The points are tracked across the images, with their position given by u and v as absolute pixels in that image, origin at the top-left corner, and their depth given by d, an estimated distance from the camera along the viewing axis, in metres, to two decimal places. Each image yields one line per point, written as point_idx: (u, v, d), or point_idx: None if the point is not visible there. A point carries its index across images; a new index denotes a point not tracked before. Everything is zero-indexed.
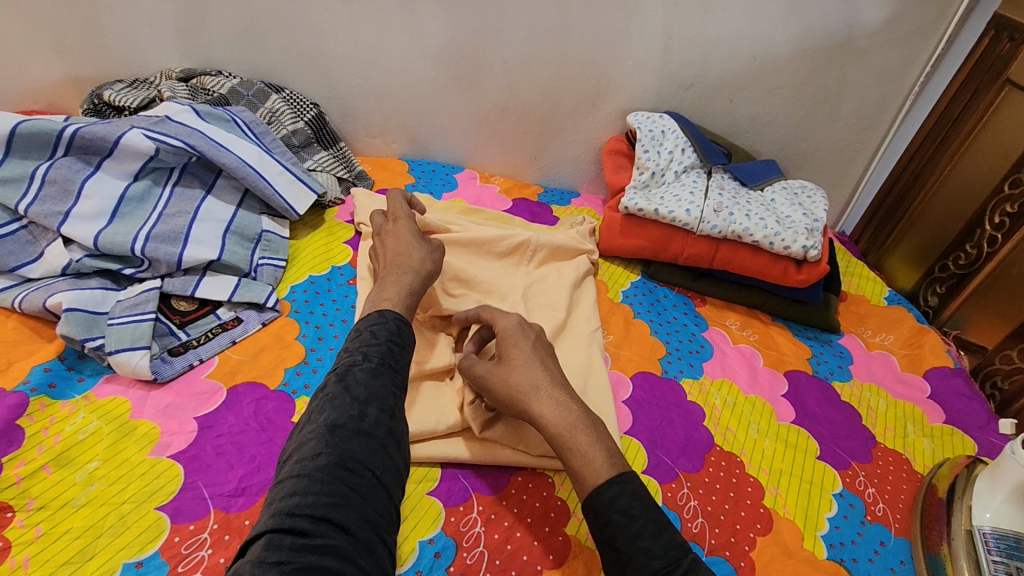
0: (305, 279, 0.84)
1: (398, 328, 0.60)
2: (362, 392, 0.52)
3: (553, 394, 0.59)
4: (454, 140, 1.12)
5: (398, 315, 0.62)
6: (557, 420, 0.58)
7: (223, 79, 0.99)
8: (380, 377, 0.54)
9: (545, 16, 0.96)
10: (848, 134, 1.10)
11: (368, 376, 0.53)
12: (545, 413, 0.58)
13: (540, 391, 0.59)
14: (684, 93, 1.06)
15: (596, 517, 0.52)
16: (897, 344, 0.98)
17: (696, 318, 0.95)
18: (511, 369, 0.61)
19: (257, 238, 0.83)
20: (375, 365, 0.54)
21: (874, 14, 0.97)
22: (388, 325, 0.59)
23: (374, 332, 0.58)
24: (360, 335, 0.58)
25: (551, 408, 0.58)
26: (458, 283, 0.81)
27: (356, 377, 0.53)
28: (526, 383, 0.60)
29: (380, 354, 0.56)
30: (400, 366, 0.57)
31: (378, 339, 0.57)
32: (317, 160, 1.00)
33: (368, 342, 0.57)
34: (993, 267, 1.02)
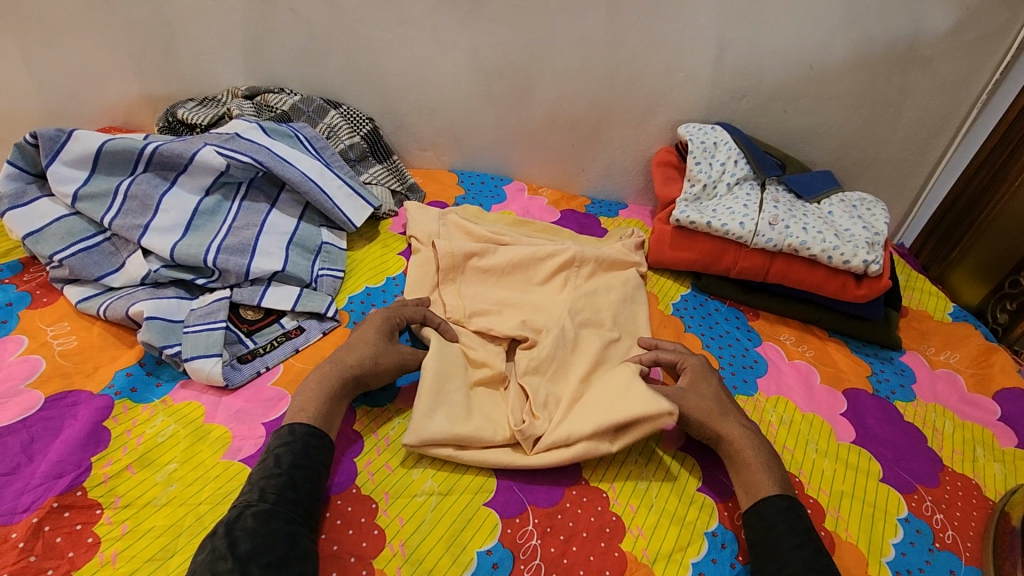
0: (362, 289, 0.86)
1: (307, 449, 0.59)
2: (248, 544, 0.50)
3: (736, 419, 0.69)
4: (503, 153, 1.14)
5: (309, 430, 0.61)
6: (743, 440, 0.66)
7: (286, 96, 1.03)
8: (271, 521, 0.52)
9: (598, 30, 0.97)
10: (910, 143, 1.07)
11: (258, 521, 0.52)
12: (729, 432, 0.67)
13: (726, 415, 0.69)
14: (737, 104, 1.04)
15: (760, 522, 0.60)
16: (963, 363, 0.94)
17: (749, 332, 0.93)
18: (701, 396, 0.71)
19: (317, 249, 0.87)
20: (268, 507, 0.54)
21: (941, 21, 0.94)
22: (294, 447, 0.58)
23: (278, 458, 0.58)
24: (264, 464, 0.58)
25: (737, 429, 0.67)
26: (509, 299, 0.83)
27: (244, 527, 0.51)
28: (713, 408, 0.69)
29: (278, 488, 0.55)
30: (300, 500, 0.56)
31: (280, 469, 0.56)
32: (372, 173, 1.04)
33: (270, 472, 0.57)
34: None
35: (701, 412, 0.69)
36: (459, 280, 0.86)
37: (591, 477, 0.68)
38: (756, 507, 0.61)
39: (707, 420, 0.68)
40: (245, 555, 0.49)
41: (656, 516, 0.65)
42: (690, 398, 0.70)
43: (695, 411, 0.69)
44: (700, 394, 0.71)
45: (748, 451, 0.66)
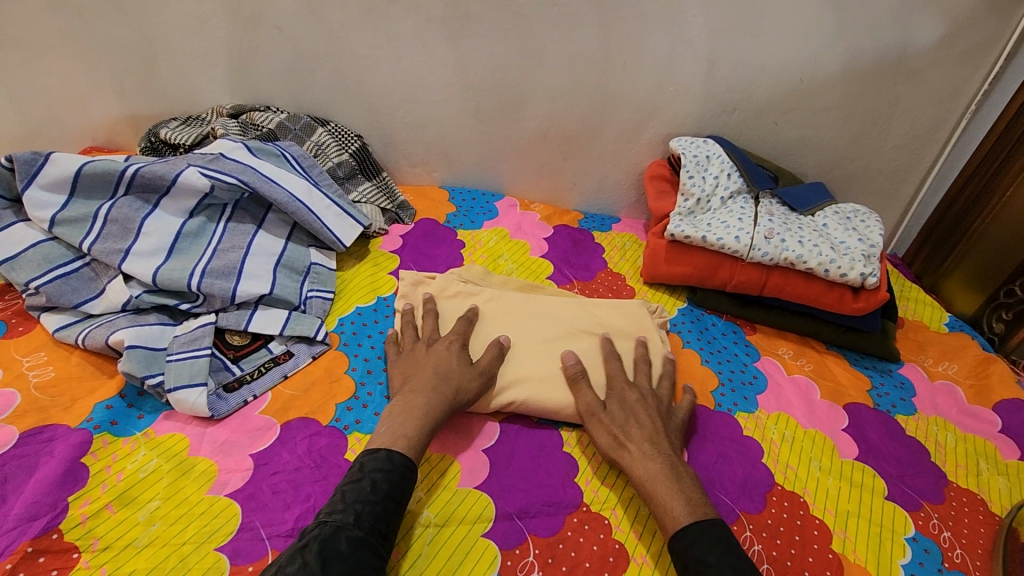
0: (353, 310, 0.84)
1: (403, 480, 0.57)
2: (340, 569, 0.49)
3: (640, 445, 0.64)
4: (494, 169, 1.13)
5: (406, 460, 0.59)
6: (642, 466, 0.63)
7: (272, 114, 1.01)
8: (363, 551, 0.51)
9: (590, 45, 0.96)
10: (900, 154, 1.07)
11: (353, 550, 0.51)
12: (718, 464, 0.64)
13: (632, 441, 0.65)
14: (728, 117, 1.04)
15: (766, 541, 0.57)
16: (961, 374, 0.93)
17: (747, 347, 0.92)
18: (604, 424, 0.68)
19: (305, 270, 0.85)
20: (362, 535, 0.52)
21: (928, 34, 0.94)
22: (392, 476, 0.57)
23: (375, 483, 0.56)
24: (360, 483, 0.56)
25: (640, 450, 0.64)
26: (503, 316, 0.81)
27: (338, 550, 0.50)
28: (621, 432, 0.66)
29: (373, 517, 0.54)
30: (389, 532, 0.55)
31: (377, 496, 0.55)
32: (361, 191, 1.02)
33: (366, 496, 0.55)
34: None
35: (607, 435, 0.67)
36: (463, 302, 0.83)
37: (592, 502, 0.66)
38: None
39: (612, 449, 0.66)
40: None
41: (661, 542, 0.63)
42: (603, 419, 0.68)
43: (603, 440, 0.67)
44: (614, 418, 0.68)
45: None
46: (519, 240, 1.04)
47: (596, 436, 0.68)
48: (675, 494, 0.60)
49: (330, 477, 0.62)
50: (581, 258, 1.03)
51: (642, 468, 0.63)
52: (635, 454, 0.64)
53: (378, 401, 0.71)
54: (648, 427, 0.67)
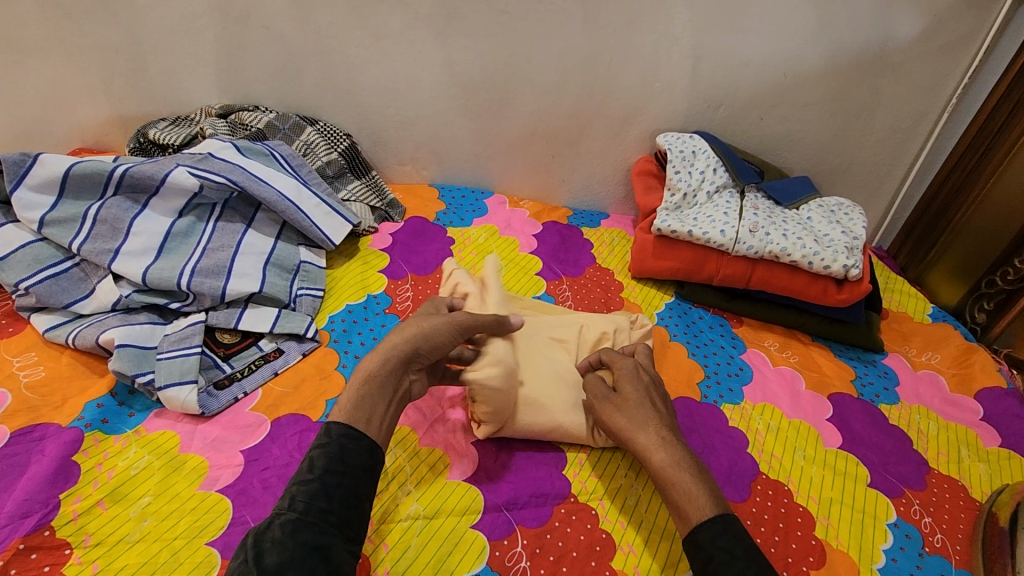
0: (343, 308, 0.85)
1: (342, 451, 0.53)
2: (274, 558, 0.46)
3: (657, 431, 0.63)
4: (482, 166, 1.13)
5: (347, 429, 0.55)
6: (659, 452, 0.61)
7: (261, 114, 1.02)
8: (301, 534, 0.48)
9: (575, 42, 0.97)
10: (884, 148, 1.08)
11: (286, 534, 0.48)
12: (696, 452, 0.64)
13: (648, 427, 0.63)
14: (713, 113, 1.05)
15: None
16: (944, 364, 0.95)
17: (733, 340, 0.93)
18: (622, 408, 0.65)
19: (295, 269, 0.85)
20: (298, 517, 0.49)
21: (909, 28, 0.95)
22: (331, 450, 0.53)
23: (312, 461, 0.53)
24: (302, 466, 0.53)
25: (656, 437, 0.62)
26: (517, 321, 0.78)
27: (271, 540, 0.48)
28: (636, 419, 0.64)
29: (309, 496, 0.50)
30: (335, 506, 0.51)
31: (313, 473, 0.51)
32: (350, 190, 1.02)
33: (303, 476, 0.51)
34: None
35: (620, 423, 0.64)
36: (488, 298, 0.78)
37: (580, 493, 0.67)
38: None
39: (630, 433, 0.63)
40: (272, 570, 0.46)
41: (647, 531, 0.64)
42: (609, 408, 0.67)
43: (618, 424, 0.65)
44: (624, 402, 0.66)
45: None
46: (508, 237, 1.05)
47: (611, 419, 0.65)
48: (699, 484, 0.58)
49: None
50: (569, 254, 1.04)
51: (658, 457, 0.61)
52: (652, 442, 0.62)
53: None
54: (663, 415, 0.66)
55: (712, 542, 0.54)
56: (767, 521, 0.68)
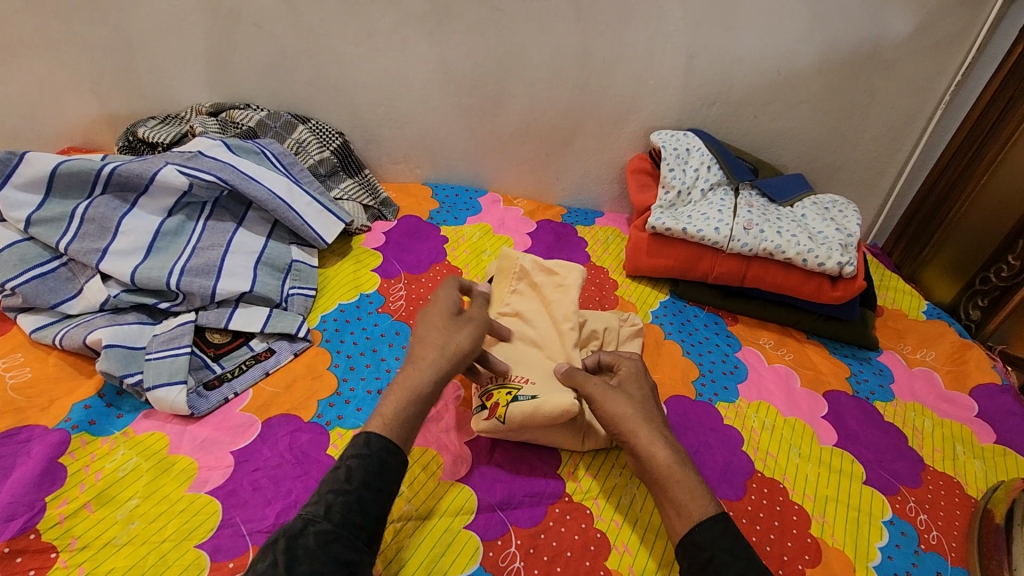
0: (335, 307, 0.84)
1: (381, 466, 0.54)
2: (306, 568, 0.48)
3: (659, 433, 0.62)
4: (476, 165, 1.13)
5: (386, 443, 0.56)
6: (659, 453, 0.60)
7: (252, 112, 1.01)
8: (333, 546, 0.49)
9: (569, 40, 0.96)
10: (878, 145, 1.08)
11: (320, 545, 0.49)
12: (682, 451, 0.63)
13: (648, 424, 0.62)
14: (707, 110, 1.05)
15: None
16: (939, 360, 0.94)
17: (728, 338, 0.93)
18: (626, 399, 0.64)
19: (287, 268, 0.84)
20: (333, 528, 0.50)
21: (902, 26, 0.95)
22: (370, 463, 0.54)
23: (349, 470, 0.54)
24: (336, 471, 0.54)
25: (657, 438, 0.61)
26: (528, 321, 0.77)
27: (306, 548, 0.49)
28: (637, 414, 0.63)
29: (345, 507, 0.52)
30: (368, 521, 0.52)
31: (351, 484, 0.53)
32: (343, 189, 1.02)
33: (340, 486, 0.53)
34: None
35: (618, 412, 0.63)
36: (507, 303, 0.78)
37: (574, 493, 0.67)
38: None
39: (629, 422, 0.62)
40: None
41: (641, 530, 0.64)
42: (612, 398, 0.64)
43: (615, 413, 0.63)
44: (627, 396, 0.65)
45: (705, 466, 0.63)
46: (502, 235, 1.04)
47: (608, 405, 0.64)
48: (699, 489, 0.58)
49: (311, 472, 0.62)
50: (564, 252, 1.03)
51: (651, 457, 0.60)
52: (645, 438, 0.61)
53: (360, 396, 0.71)
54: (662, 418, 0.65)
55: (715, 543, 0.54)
56: (762, 519, 0.68)
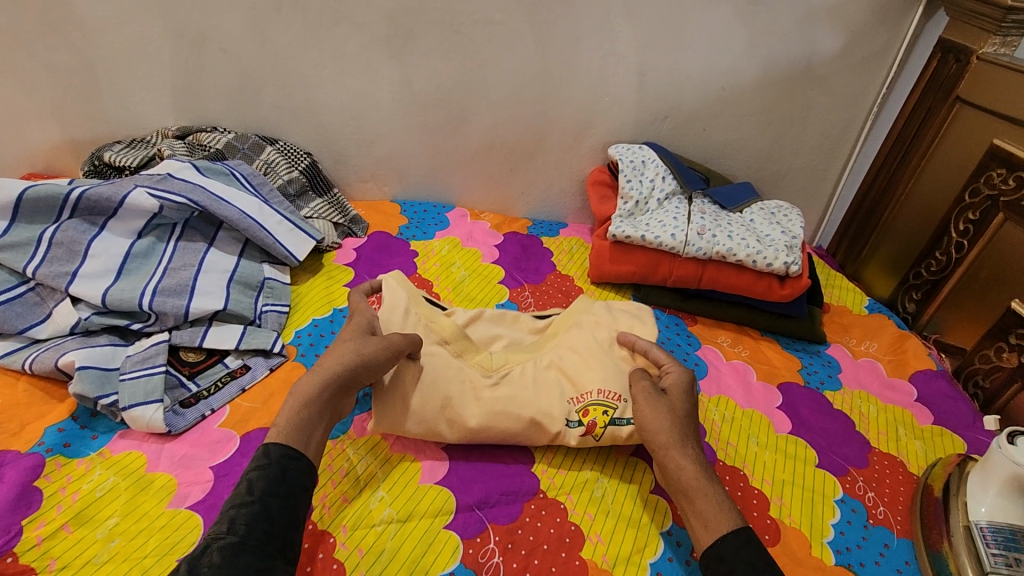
0: (308, 323, 0.86)
1: (282, 472, 0.53)
2: None
3: (694, 451, 0.62)
4: (443, 181, 1.16)
5: (286, 450, 0.55)
6: (689, 471, 0.60)
7: (219, 134, 1.01)
8: (243, 556, 0.47)
9: (527, 60, 1.02)
10: (817, 154, 1.17)
11: (225, 558, 0.46)
12: (682, 466, 0.61)
13: (679, 442, 0.63)
14: (660, 125, 1.12)
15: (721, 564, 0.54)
16: (881, 351, 1.02)
17: (689, 337, 0.98)
18: (662, 412, 0.65)
19: (260, 285, 0.86)
20: (238, 541, 0.48)
21: (831, 44, 1.04)
22: (268, 472, 0.53)
23: (251, 483, 0.52)
24: (238, 488, 0.52)
25: (689, 460, 0.61)
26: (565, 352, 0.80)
27: (209, 564, 0.46)
28: (673, 430, 0.64)
29: (249, 518, 0.50)
30: (275, 526, 0.50)
31: (253, 495, 0.51)
32: (312, 208, 1.03)
33: (242, 499, 0.51)
34: (986, 244, 0.93)
35: (654, 422, 0.65)
36: (559, 335, 0.83)
37: (549, 489, 0.70)
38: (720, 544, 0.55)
39: (659, 433, 0.64)
40: None
41: (613, 521, 0.67)
42: (654, 406, 0.66)
43: (650, 423, 0.65)
44: (668, 407, 0.66)
45: (696, 484, 0.59)
46: (471, 249, 1.07)
47: (645, 417, 0.66)
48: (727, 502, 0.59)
49: None
50: (530, 263, 1.07)
51: (683, 470, 0.61)
52: (672, 452, 0.62)
53: None
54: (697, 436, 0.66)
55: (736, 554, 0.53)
56: None
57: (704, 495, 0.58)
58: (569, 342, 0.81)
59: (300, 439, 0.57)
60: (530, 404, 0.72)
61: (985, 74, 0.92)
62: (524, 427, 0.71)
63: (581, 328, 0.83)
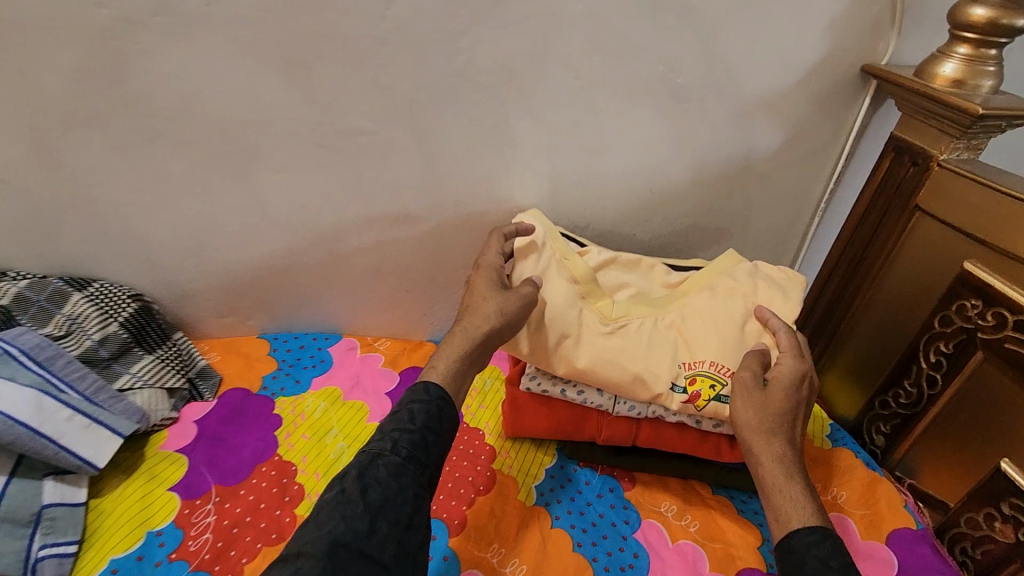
0: (104, 566, 0.63)
1: (438, 412, 0.65)
2: (378, 494, 0.57)
3: (780, 445, 0.67)
4: (324, 308, 0.95)
5: (441, 395, 0.67)
6: (771, 467, 0.66)
7: (8, 283, 0.78)
8: (402, 478, 0.59)
9: (413, 172, 0.82)
10: (761, 254, 1.02)
11: (389, 475, 0.59)
12: (763, 463, 0.67)
13: (766, 435, 0.68)
14: (581, 233, 0.94)
15: (794, 558, 0.60)
16: (851, 502, 0.85)
17: (626, 512, 0.79)
18: (755, 407, 0.69)
19: (34, 519, 0.63)
20: (400, 462, 0.60)
21: (770, 140, 0.88)
22: (428, 408, 0.65)
23: (411, 413, 0.64)
24: (398, 415, 0.64)
25: (776, 453, 0.67)
26: (694, 313, 0.79)
27: (377, 476, 0.58)
28: (768, 424, 0.68)
29: (410, 445, 0.61)
30: (428, 461, 0.62)
31: (414, 425, 0.63)
32: (136, 372, 0.80)
33: (404, 426, 0.63)
34: (964, 384, 0.79)
35: (742, 417, 0.69)
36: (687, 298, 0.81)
37: None
38: (789, 541, 0.61)
39: (747, 433, 0.69)
40: (375, 504, 0.57)
41: None
42: (751, 400, 0.70)
43: (741, 415, 0.70)
44: (762, 403, 0.69)
45: (774, 483, 0.65)
46: (353, 402, 0.85)
47: (738, 411, 0.70)
48: (806, 496, 0.64)
49: None
50: None
51: (765, 464, 0.67)
52: (760, 447, 0.67)
53: None
54: (792, 432, 0.69)
55: (807, 550, 0.59)
56: None
57: (777, 491, 0.65)
58: (695, 303, 0.80)
59: (452, 387, 0.69)
60: (639, 365, 0.74)
61: (948, 185, 0.78)
62: (631, 381, 0.74)
63: (706, 293, 0.80)
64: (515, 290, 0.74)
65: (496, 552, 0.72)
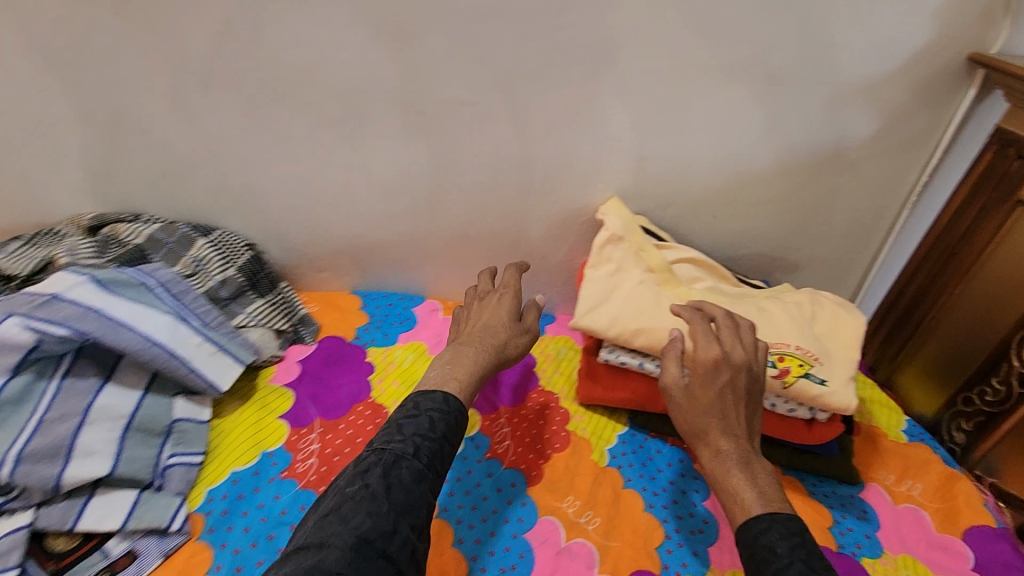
0: (227, 477, 0.71)
1: (456, 423, 0.65)
2: (402, 496, 0.55)
3: (721, 441, 0.66)
4: (411, 270, 1.01)
5: (460, 407, 0.66)
6: (715, 462, 0.65)
7: (140, 226, 0.88)
8: (421, 484, 0.57)
9: (507, 143, 0.86)
10: (843, 245, 1.02)
11: (411, 480, 0.57)
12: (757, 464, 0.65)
13: (705, 433, 0.67)
14: (662, 213, 0.96)
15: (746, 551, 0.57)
16: (926, 496, 0.84)
17: (695, 482, 0.81)
18: (686, 405, 0.69)
19: (166, 431, 0.72)
20: (421, 468, 0.58)
21: (864, 127, 0.88)
22: (446, 418, 0.64)
23: (432, 419, 0.63)
24: (419, 417, 0.62)
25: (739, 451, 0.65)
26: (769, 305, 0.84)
27: (400, 478, 0.56)
28: (697, 424, 0.67)
29: (430, 452, 0.60)
30: (440, 469, 0.60)
31: (436, 432, 0.61)
32: (249, 312, 0.87)
33: (425, 432, 0.61)
34: None
35: (682, 421, 0.70)
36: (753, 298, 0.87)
37: None
38: (751, 523, 0.59)
39: (689, 438, 0.69)
40: (399, 506, 0.55)
41: None
42: (677, 401, 0.70)
43: (682, 419, 0.70)
44: (690, 401, 0.68)
45: (760, 476, 0.63)
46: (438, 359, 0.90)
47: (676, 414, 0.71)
48: (745, 484, 0.62)
49: None
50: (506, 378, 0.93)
51: (714, 461, 0.65)
52: (705, 446, 0.66)
53: None
54: (726, 422, 0.67)
55: (757, 540, 0.57)
56: None
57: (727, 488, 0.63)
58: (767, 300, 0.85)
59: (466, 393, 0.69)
60: None
61: None
62: None
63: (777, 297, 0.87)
64: (522, 323, 0.80)
65: (570, 504, 0.76)
